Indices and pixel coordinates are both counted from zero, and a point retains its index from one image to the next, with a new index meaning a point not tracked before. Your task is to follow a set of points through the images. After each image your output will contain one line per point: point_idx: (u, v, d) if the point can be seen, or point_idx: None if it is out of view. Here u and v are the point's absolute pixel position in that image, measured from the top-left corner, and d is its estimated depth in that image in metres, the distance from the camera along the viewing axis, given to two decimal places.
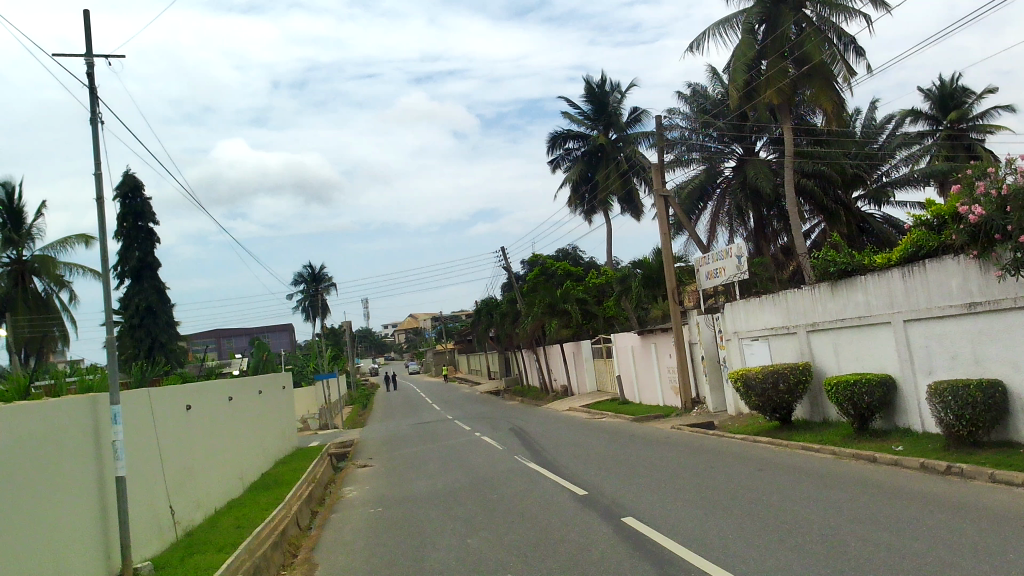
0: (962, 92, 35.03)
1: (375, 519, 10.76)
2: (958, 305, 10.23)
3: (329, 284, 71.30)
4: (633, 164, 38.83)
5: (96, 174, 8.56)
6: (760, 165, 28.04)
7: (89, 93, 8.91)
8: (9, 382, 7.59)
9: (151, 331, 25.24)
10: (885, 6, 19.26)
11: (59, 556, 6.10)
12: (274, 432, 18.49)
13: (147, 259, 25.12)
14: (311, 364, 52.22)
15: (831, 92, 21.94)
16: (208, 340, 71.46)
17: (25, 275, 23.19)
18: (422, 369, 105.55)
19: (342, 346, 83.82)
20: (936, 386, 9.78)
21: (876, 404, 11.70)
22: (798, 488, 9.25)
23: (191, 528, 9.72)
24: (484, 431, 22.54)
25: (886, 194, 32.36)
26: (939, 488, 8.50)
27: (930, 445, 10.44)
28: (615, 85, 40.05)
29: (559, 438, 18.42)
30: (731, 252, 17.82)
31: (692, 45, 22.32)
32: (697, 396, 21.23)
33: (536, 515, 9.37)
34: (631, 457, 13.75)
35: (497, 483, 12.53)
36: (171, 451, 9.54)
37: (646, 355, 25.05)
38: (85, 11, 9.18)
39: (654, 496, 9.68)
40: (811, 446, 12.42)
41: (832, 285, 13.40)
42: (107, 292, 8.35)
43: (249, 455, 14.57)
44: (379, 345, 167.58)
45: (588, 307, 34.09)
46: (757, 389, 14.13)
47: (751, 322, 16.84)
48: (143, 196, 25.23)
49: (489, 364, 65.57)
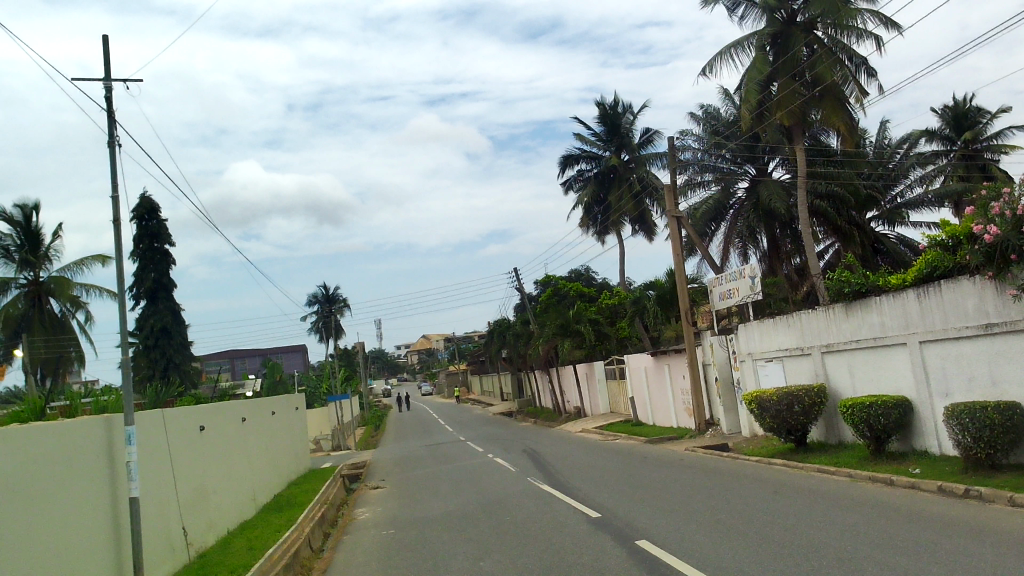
0: (976, 112, 34.94)
1: (387, 541, 10.73)
2: (974, 326, 10.17)
3: (343, 305, 71.64)
4: (647, 185, 39.32)
5: (114, 196, 8.66)
6: (773, 186, 28.01)
7: (107, 116, 9.05)
8: (25, 403, 7.65)
9: (165, 351, 25.36)
10: (897, 27, 19.29)
11: (72, 566, 6.16)
12: (287, 453, 18.47)
13: (162, 280, 25.26)
14: (325, 385, 52.27)
15: (843, 112, 22.05)
16: (222, 361, 71.84)
17: (41, 295, 23.36)
18: (435, 390, 105.57)
19: (355, 367, 84.07)
20: (953, 408, 9.66)
21: (893, 426, 11.58)
22: (815, 511, 9.14)
23: (204, 549, 9.69)
24: (497, 453, 22.45)
25: (900, 216, 32.45)
26: (959, 512, 8.38)
27: (948, 469, 10.33)
28: (627, 106, 40.19)
29: (572, 460, 18.33)
30: (745, 273, 17.78)
31: (704, 69, 22.30)
32: (711, 418, 21.07)
33: (550, 538, 9.29)
34: (644, 479, 13.68)
35: (509, 505, 12.47)
36: (184, 472, 9.55)
37: (659, 376, 24.93)
38: (105, 36, 9.34)
39: (668, 519, 9.62)
40: (826, 469, 12.30)
41: (846, 306, 13.34)
42: (122, 313, 8.43)
43: (262, 477, 14.56)
44: (392, 365, 167.38)
45: (601, 327, 34.01)
46: (772, 410, 14.05)
47: (765, 342, 16.76)
48: (159, 217, 25.38)
49: (501, 385, 65.57)
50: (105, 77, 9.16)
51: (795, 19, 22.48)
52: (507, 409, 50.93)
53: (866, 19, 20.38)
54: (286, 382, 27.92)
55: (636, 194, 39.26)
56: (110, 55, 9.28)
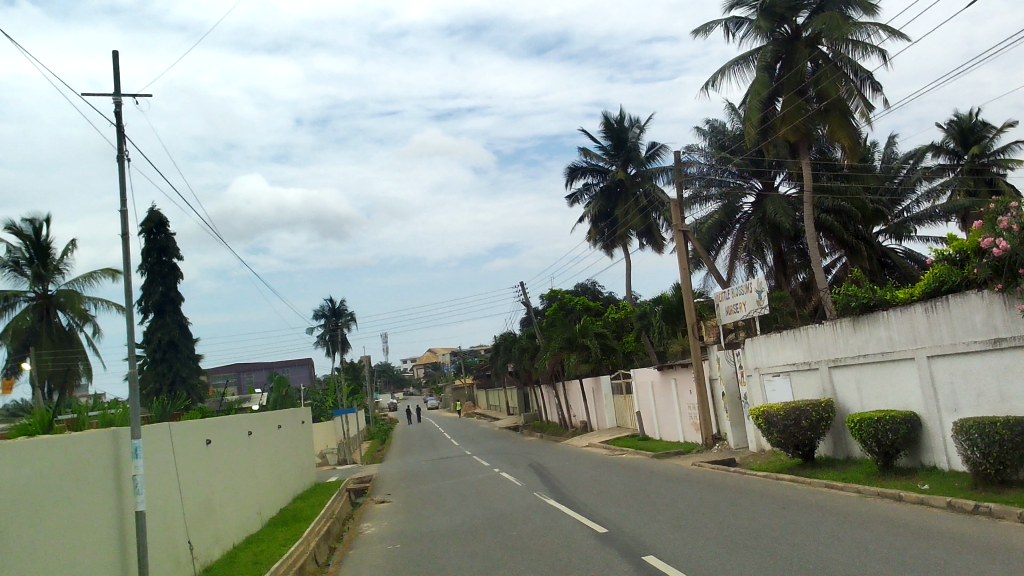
0: (982, 127, 35.00)
1: (391, 557, 10.56)
2: (983, 341, 10.12)
3: (350, 318, 71.87)
4: (653, 200, 39.31)
5: (122, 210, 8.73)
6: (779, 200, 27.96)
7: (117, 130, 9.14)
8: (32, 416, 7.64)
9: (173, 365, 25.34)
10: (903, 39, 19.30)
11: (78, 564, 6.20)
12: (294, 468, 18.42)
13: (170, 293, 25.28)
14: (330, 399, 52.17)
15: (848, 128, 21.98)
16: (229, 375, 71.91)
17: (50, 308, 23.45)
18: (440, 404, 105.64)
19: (360, 380, 84.09)
20: (962, 423, 9.58)
21: (901, 441, 11.51)
22: (822, 528, 9.03)
23: (209, 563, 9.66)
24: (503, 468, 22.36)
25: (907, 230, 32.41)
26: (968, 529, 8.30)
27: (957, 484, 10.22)
28: (634, 120, 40.29)
29: (579, 474, 18.20)
30: (751, 288, 17.73)
31: (707, 84, 22.39)
32: (718, 432, 20.98)
33: (559, 552, 9.26)
34: (651, 493, 13.62)
35: (515, 520, 12.36)
36: (191, 484, 9.58)
37: (666, 391, 24.88)
38: (116, 51, 9.46)
39: (677, 534, 9.53)
40: (835, 484, 12.21)
41: (854, 321, 13.28)
42: (131, 326, 8.47)
43: (267, 491, 14.46)
44: (398, 379, 167.12)
45: (608, 341, 33.97)
46: (779, 425, 13.98)
47: (773, 357, 16.68)
48: (167, 231, 25.52)
49: (507, 400, 65.48)
50: (115, 92, 9.27)
51: (799, 34, 22.63)
52: (513, 424, 50.77)
53: (870, 33, 20.41)
54: (293, 396, 27.89)
55: (643, 208, 39.28)
56: (121, 70, 9.39)
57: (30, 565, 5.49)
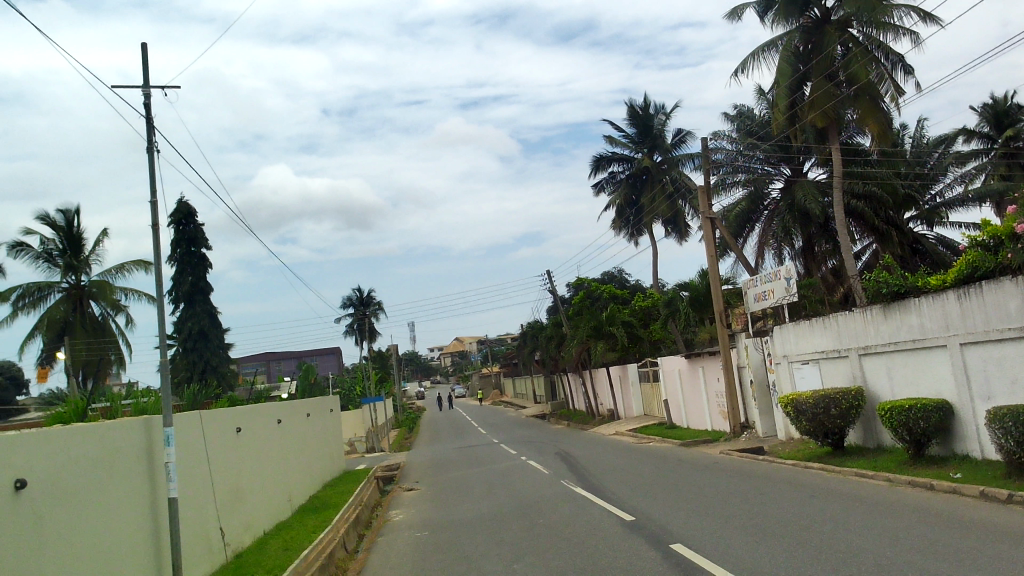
0: (1017, 110, 34.35)
1: (420, 544, 10.63)
2: (1018, 328, 9.94)
3: (378, 308, 72.26)
4: (679, 187, 39.01)
5: (152, 202, 8.81)
6: (807, 186, 27.70)
7: (146, 122, 9.21)
8: (67, 404, 7.78)
9: (203, 354, 25.68)
10: (936, 21, 18.94)
11: (112, 550, 6.28)
12: (322, 456, 18.62)
13: (200, 283, 25.54)
14: (359, 387, 52.49)
15: (878, 112, 21.64)
16: (259, 364, 72.71)
17: (83, 299, 23.84)
18: (467, 392, 106.11)
19: (388, 369, 84.69)
20: (996, 412, 9.43)
21: (933, 429, 11.37)
22: (850, 517, 8.98)
23: (241, 549, 9.80)
24: (530, 456, 22.42)
25: (939, 215, 31.81)
26: (1002, 518, 8.20)
27: (991, 473, 10.10)
28: (659, 107, 39.95)
29: (606, 462, 18.19)
30: (780, 274, 17.56)
31: (737, 70, 22.15)
32: (746, 419, 20.84)
33: (586, 540, 9.30)
34: (677, 482, 13.58)
35: (543, 508, 12.42)
36: (222, 471, 9.72)
37: (693, 379, 24.74)
38: (144, 44, 9.54)
39: (705, 523, 9.51)
40: (865, 473, 12.08)
41: (884, 308, 13.12)
42: (161, 316, 8.58)
43: (297, 479, 14.62)
44: (425, 368, 167.94)
45: (634, 329, 33.89)
46: (808, 413, 13.86)
47: (802, 345, 16.55)
48: (196, 222, 25.71)
49: (534, 388, 65.46)
50: (144, 85, 9.35)
51: (829, 18, 22.31)
52: (540, 413, 50.78)
53: (903, 15, 20.03)
54: (320, 384, 28.11)
55: (669, 195, 39.05)
56: (149, 63, 9.48)
57: (63, 553, 5.54)
